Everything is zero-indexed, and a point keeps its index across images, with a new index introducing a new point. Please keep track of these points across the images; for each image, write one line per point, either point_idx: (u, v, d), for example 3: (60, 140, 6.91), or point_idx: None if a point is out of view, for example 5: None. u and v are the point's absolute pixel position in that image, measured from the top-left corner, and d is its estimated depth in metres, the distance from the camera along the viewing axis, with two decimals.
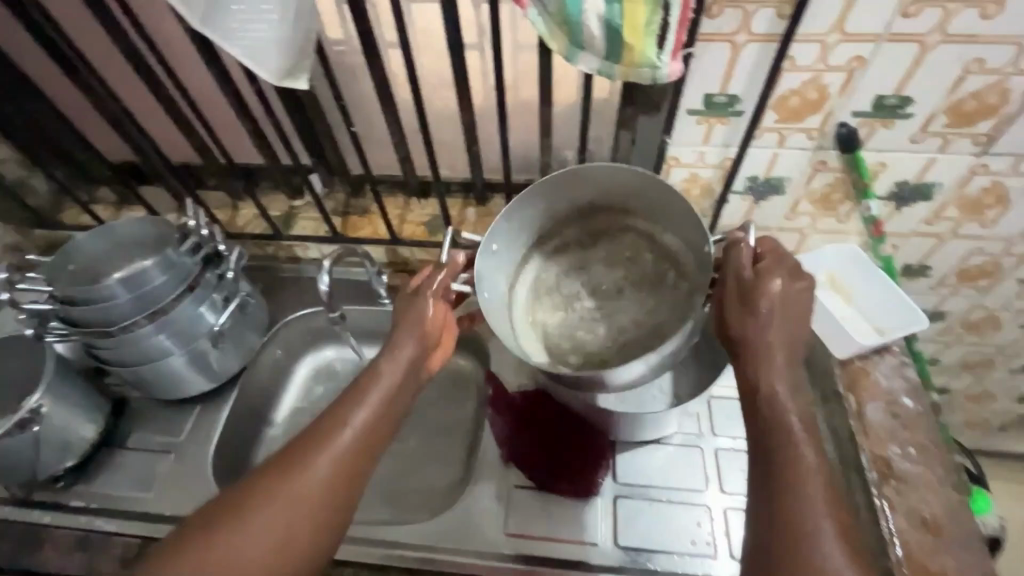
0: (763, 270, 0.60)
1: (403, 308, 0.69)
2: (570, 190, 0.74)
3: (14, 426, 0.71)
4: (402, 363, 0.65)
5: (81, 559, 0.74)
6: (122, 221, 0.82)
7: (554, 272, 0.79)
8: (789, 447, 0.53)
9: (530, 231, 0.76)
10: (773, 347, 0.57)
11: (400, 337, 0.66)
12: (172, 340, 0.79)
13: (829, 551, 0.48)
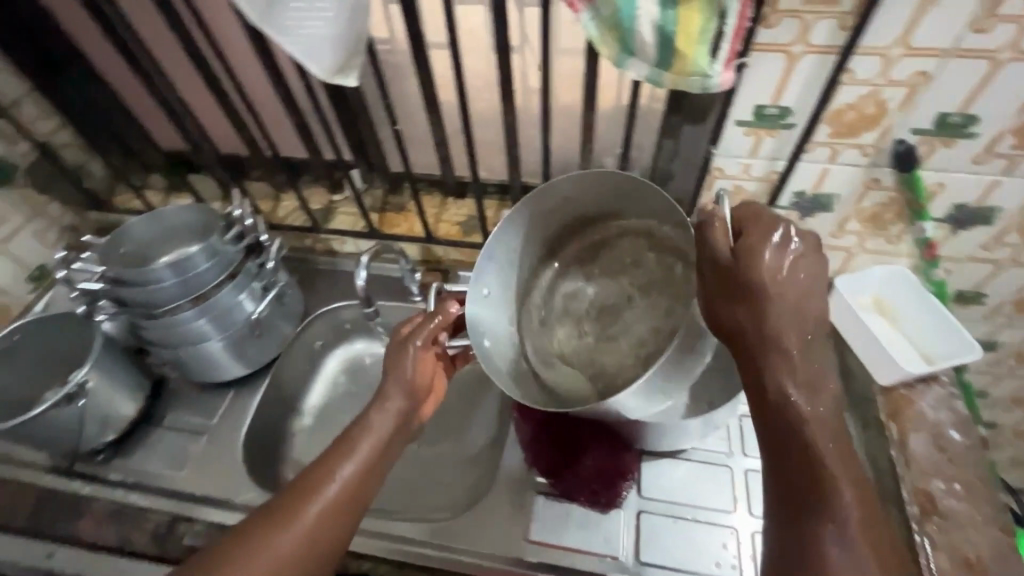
0: (751, 252, 0.53)
1: (395, 358, 0.72)
2: (558, 208, 0.76)
3: (62, 399, 0.74)
4: (395, 413, 0.69)
5: (115, 531, 0.76)
6: (172, 208, 0.85)
7: (554, 296, 0.81)
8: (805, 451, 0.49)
9: (525, 254, 0.78)
10: (773, 339, 0.52)
11: (388, 387, 0.70)
12: (211, 325, 0.81)
13: (855, 559, 0.46)
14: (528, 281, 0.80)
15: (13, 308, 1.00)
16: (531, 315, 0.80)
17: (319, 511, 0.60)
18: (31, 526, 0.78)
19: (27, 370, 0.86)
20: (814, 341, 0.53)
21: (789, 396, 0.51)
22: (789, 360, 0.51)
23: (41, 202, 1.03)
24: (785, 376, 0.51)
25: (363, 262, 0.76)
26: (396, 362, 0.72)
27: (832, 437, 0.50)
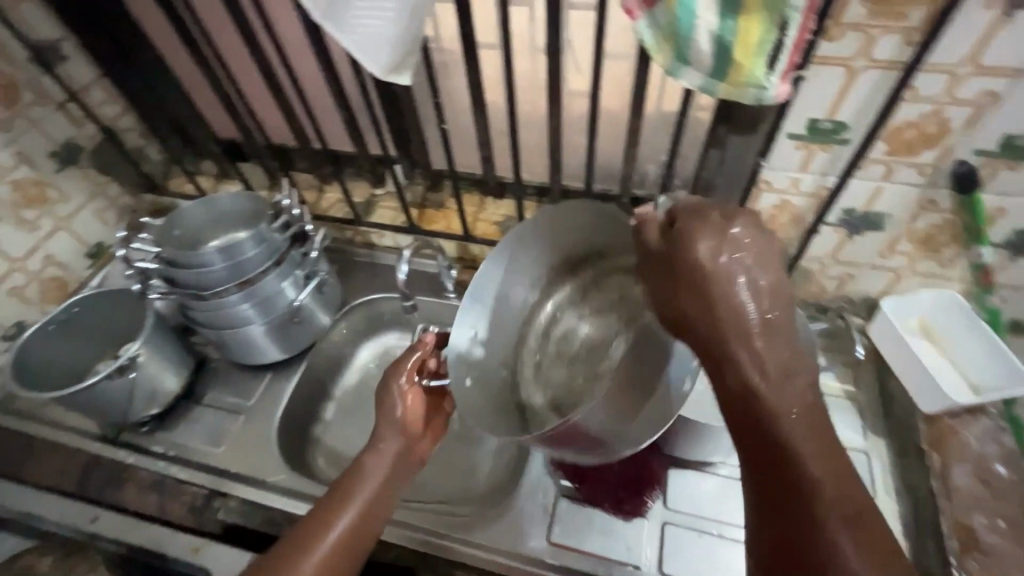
0: (692, 239, 0.50)
1: (383, 400, 0.73)
2: (554, 240, 0.71)
3: (115, 371, 0.78)
4: (389, 455, 0.70)
5: (155, 500, 0.81)
6: (223, 194, 0.88)
7: (551, 334, 0.76)
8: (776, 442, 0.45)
9: (519, 290, 0.73)
10: (726, 328, 0.48)
11: (381, 431, 0.71)
12: (255, 310, 0.84)
13: (841, 554, 0.41)
14: (524, 319, 0.75)
15: (72, 281, 1.06)
16: (525, 358, 0.75)
17: (318, 564, 0.61)
18: (79, 489, 0.82)
19: (82, 342, 0.90)
20: (775, 320, 0.48)
21: (754, 383, 0.47)
22: (747, 346, 0.47)
23: (102, 183, 1.08)
24: (743, 364, 0.47)
25: (405, 257, 0.78)
26: (386, 405, 0.73)
27: (802, 419, 0.45)
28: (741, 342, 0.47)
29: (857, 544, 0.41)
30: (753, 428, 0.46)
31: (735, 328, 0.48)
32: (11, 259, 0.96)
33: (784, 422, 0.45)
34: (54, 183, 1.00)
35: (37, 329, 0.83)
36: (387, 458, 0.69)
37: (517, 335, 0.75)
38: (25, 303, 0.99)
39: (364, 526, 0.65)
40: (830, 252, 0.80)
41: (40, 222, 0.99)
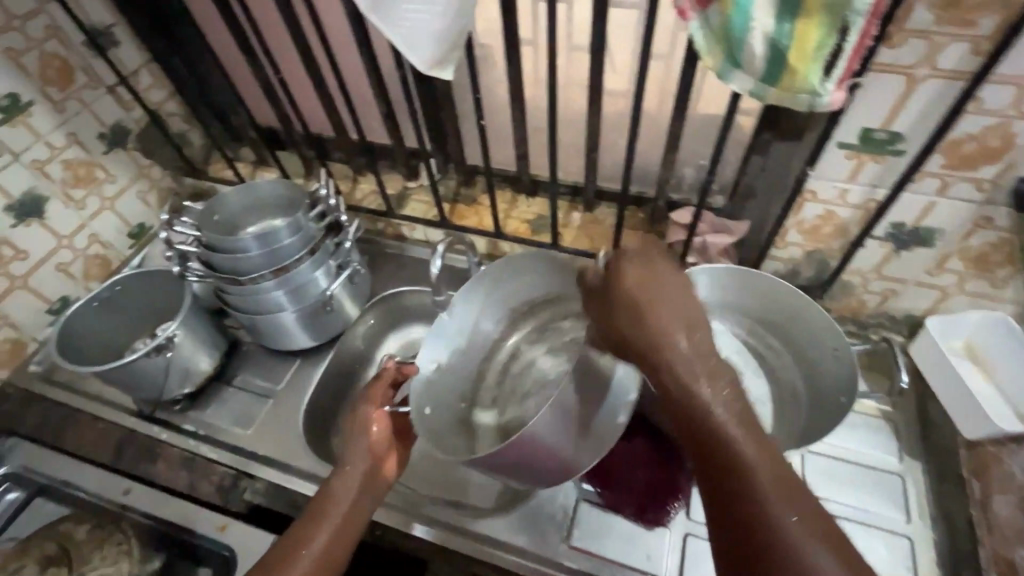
0: (620, 265, 0.54)
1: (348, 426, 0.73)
2: (520, 282, 0.78)
3: (153, 350, 0.81)
4: (358, 475, 0.69)
5: (185, 478, 0.82)
6: (263, 181, 0.89)
7: (512, 370, 0.80)
8: (715, 441, 0.46)
9: (481, 323, 0.79)
10: (658, 341, 0.50)
11: (351, 449, 0.70)
12: (288, 297, 0.85)
13: (786, 533, 0.42)
14: (486, 353, 0.80)
15: (114, 260, 1.09)
16: (483, 393, 0.79)
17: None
18: (113, 463, 0.85)
19: (122, 320, 0.93)
20: (703, 325, 0.51)
21: (690, 390, 0.48)
22: (678, 356, 0.49)
23: (146, 165, 1.11)
24: (677, 372, 0.48)
25: (438, 252, 0.78)
26: (354, 422, 0.73)
27: (737, 415, 0.47)
28: (672, 352, 0.49)
29: (797, 524, 0.42)
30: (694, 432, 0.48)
31: (663, 340, 0.49)
32: (60, 235, 0.99)
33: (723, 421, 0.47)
34: (102, 164, 1.03)
35: (81, 306, 0.85)
36: (358, 472, 0.69)
37: (478, 368, 0.79)
38: (71, 278, 1.02)
39: (342, 537, 0.65)
40: (873, 266, 0.78)
41: (87, 201, 1.02)
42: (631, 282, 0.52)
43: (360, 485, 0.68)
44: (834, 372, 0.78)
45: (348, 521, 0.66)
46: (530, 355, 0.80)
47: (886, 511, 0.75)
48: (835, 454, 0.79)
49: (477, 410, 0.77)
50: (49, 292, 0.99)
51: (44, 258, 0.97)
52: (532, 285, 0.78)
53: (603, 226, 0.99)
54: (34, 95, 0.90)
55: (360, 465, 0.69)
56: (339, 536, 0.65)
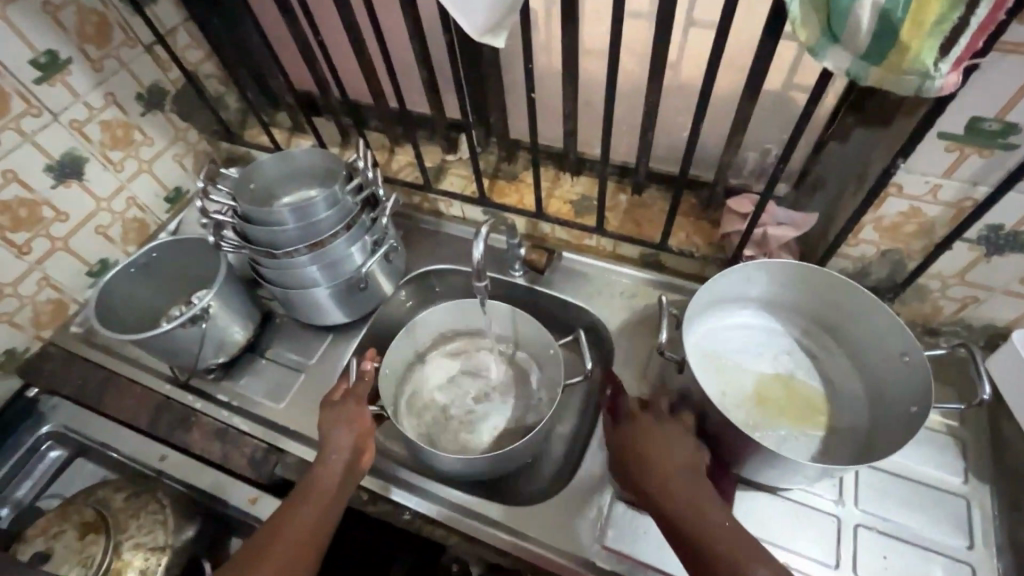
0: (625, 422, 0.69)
1: (329, 418, 0.74)
2: (463, 311, 0.94)
3: (187, 321, 0.80)
4: (340, 462, 0.71)
5: (219, 449, 0.82)
6: (300, 150, 0.86)
7: (438, 375, 0.95)
8: (703, 547, 0.57)
9: (415, 340, 0.94)
10: (651, 470, 0.63)
11: (327, 445, 0.72)
12: (322, 272, 0.82)
13: None
14: (409, 362, 0.95)
15: (151, 224, 1.09)
16: (403, 395, 0.93)
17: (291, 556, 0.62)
18: (149, 428, 0.86)
19: (159, 286, 0.93)
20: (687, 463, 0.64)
21: (683, 505, 0.60)
22: (667, 480, 0.62)
23: (183, 128, 1.09)
24: (665, 496, 0.61)
25: (482, 234, 0.74)
26: (330, 418, 0.74)
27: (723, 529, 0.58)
28: (662, 479, 0.62)
29: None
30: (687, 538, 0.58)
31: (659, 469, 0.63)
32: (99, 197, 0.98)
33: (701, 530, 0.58)
34: (139, 126, 1.01)
35: (119, 271, 0.85)
36: (338, 466, 0.70)
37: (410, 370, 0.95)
38: (110, 241, 1.02)
39: (321, 524, 0.66)
40: (958, 271, 0.70)
41: (125, 164, 1.01)
42: (636, 430, 0.67)
43: (339, 476, 0.70)
44: (896, 374, 0.73)
45: (325, 508, 0.67)
46: (454, 368, 0.96)
47: (946, 535, 0.69)
48: (892, 468, 0.74)
49: (398, 410, 0.91)
50: (88, 254, 0.99)
51: (84, 220, 0.97)
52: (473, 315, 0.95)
53: (651, 210, 0.93)
54: (73, 53, 0.88)
55: (340, 459, 0.71)
56: (318, 520, 0.66)
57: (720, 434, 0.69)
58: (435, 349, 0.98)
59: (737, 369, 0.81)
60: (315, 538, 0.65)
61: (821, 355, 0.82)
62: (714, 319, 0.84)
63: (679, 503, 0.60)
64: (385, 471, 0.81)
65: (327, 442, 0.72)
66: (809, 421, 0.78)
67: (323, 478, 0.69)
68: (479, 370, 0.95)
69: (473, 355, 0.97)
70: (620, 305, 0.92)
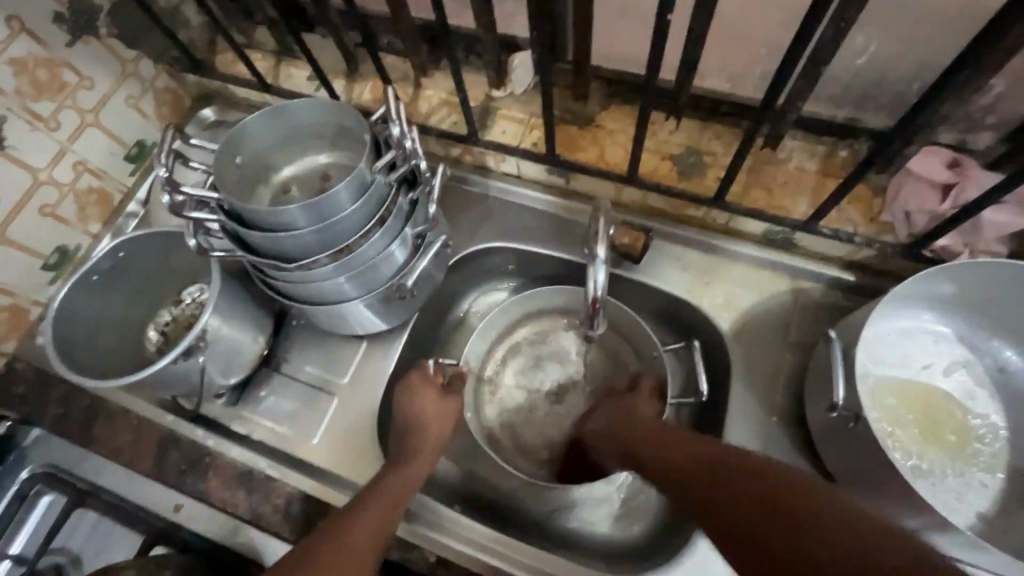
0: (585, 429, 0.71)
1: (410, 407, 0.67)
2: (559, 291, 0.76)
3: (181, 355, 0.60)
4: (430, 443, 0.65)
5: (246, 501, 0.67)
6: (300, 102, 0.60)
7: (520, 358, 0.81)
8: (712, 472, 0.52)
9: (502, 321, 0.78)
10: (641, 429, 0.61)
11: (416, 446, 0.65)
12: (352, 282, 0.62)
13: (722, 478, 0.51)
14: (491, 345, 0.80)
15: (115, 194, 0.84)
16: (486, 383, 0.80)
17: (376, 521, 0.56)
18: (157, 472, 0.69)
19: (135, 289, 0.71)
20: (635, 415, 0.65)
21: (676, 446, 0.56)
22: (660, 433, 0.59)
23: (131, 59, 0.81)
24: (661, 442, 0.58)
25: (600, 261, 0.57)
26: (408, 409, 0.67)
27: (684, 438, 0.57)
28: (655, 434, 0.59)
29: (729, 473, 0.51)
30: (696, 476, 0.52)
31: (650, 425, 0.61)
32: (35, 169, 0.73)
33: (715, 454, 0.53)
34: (69, 62, 0.73)
35: (76, 283, 0.64)
36: (417, 469, 0.63)
37: (488, 353, 0.80)
38: (64, 224, 0.78)
39: (398, 505, 0.58)
40: None
41: (61, 118, 0.74)
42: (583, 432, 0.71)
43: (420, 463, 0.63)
44: None
45: (392, 511, 0.57)
46: (538, 350, 0.81)
47: None
48: None
49: (481, 399, 0.79)
50: (39, 245, 0.76)
51: (20, 201, 0.72)
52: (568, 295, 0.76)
53: (784, 170, 0.68)
54: None
55: (422, 463, 0.63)
56: (387, 518, 0.57)
57: (887, 496, 0.53)
58: (516, 327, 0.80)
59: (898, 389, 0.63)
60: (380, 536, 0.55)
61: (1017, 371, 0.62)
62: (882, 320, 0.63)
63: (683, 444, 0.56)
64: (434, 520, 0.66)
65: (416, 421, 0.66)
66: (1000, 464, 0.60)
67: (392, 478, 0.60)
68: (568, 356, 0.80)
69: (560, 335, 0.80)
70: (737, 300, 0.70)
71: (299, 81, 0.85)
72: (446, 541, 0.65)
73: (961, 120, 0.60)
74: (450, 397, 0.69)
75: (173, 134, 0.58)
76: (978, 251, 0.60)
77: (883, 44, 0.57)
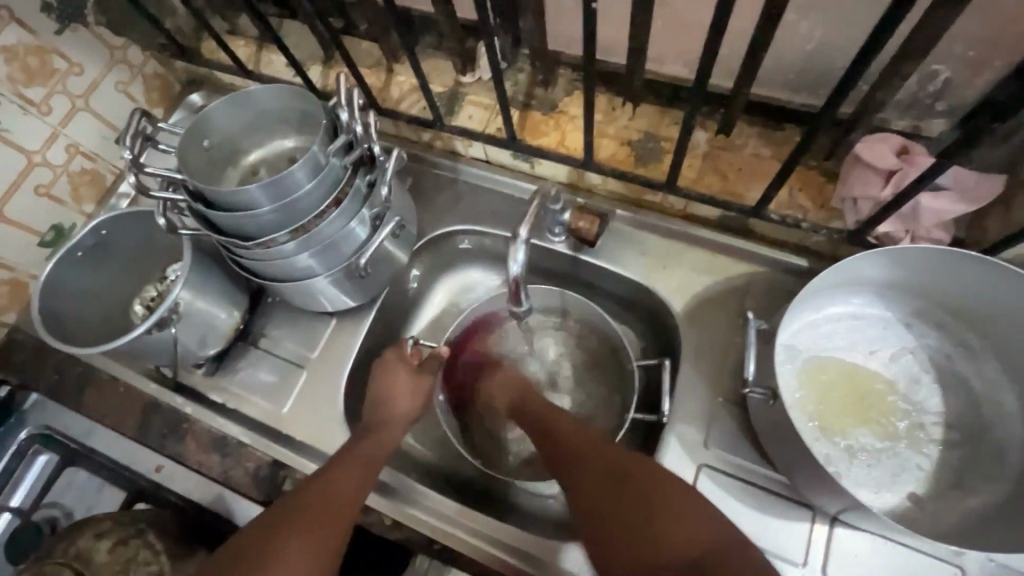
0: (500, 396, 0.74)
1: (377, 379, 0.70)
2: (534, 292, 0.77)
3: (155, 325, 0.64)
4: (398, 416, 0.68)
5: (219, 463, 0.72)
6: (262, 89, 0.63)
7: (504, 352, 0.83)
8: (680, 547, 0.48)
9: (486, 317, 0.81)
10: (585, 448, 0.58)
11: (382, 418, 0.68)
12: (316, 260, 0.65)
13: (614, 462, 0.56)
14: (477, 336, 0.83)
15: (107, 175, 0.89)
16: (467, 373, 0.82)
17: (351, 489, 0.59)
18: (140, 436, 0.75)
19: (121, 265, 0.76)
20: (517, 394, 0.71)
21: (628, 495, 0.52)
22: (605, 461, 0.56)
23: (119, 46, 0.85)
24: (606, 490, 0.53)
25: (521, 241, 0.59)
26: (383, 393, 0.69)
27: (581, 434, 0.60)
28: (610, 460, 0.56)
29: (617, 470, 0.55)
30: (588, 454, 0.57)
31: (594, 452, 0.57)
32: (29, 150, 0.77)
33: (684, 516, 0.49)
34: (58, 49, 0.77)
35: (62, 259, 0.68)
36: (388, 439, 0.66)
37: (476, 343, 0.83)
38: (58, 203, 0.83)
39: (370, 472, 0.62)
40: None
41: (52, 103, 0.78)
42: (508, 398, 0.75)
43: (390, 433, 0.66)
44: None
45: (365, 475, 0.61)
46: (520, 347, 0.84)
47: None
48: None
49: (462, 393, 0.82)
50: (35, 222, 0.81)
51: (16, 181, 0.77)
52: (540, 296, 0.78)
53: (740, 156, 0.69)
54: None
55: (392, 435, 0.67)
56: (359, 487, 0.60)
57: (812, 474, 0.55)
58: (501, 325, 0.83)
59: (840, 372, 0.64)
60: (350, 499, 0.59)
61: (962, 359, 0.63)
62: (824, 306, 0.65)
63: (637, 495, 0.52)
64: (392, 488, 0.71)
65: (390, 391, 0.69)
66: (937, 448, 0.61)
67: (360, 447, 0.63)
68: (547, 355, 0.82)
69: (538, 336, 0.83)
70: (690, 283, 0.72)
71: (278, 66, 0.88)
72: (401, 505, 0.70)
73: (910, 106, 0.60)
74: (419, 378, 0.71)
75: (142, 117, 0.61)
76: (919, 237, 0.60)
77: (828, 31, 0.57)
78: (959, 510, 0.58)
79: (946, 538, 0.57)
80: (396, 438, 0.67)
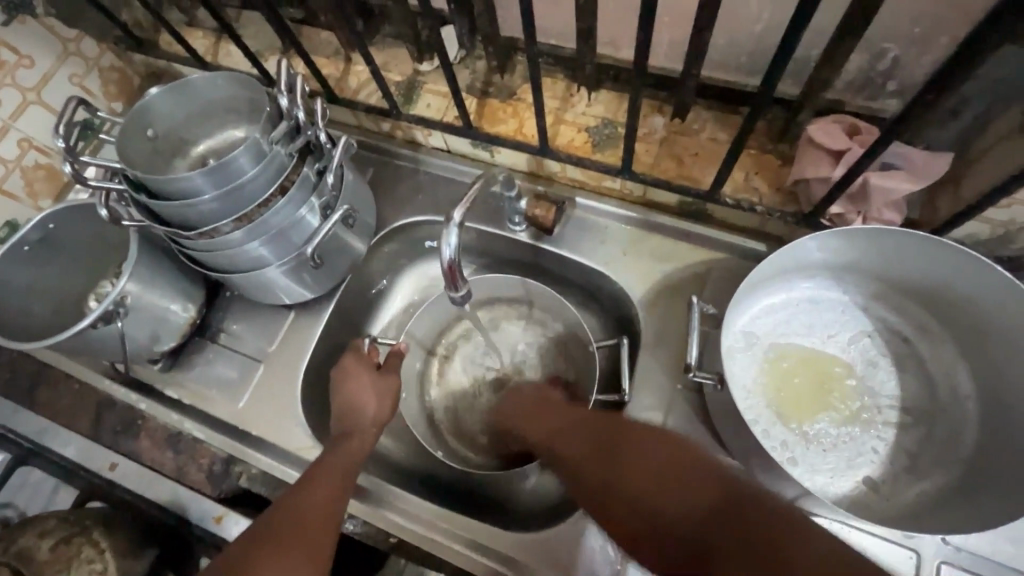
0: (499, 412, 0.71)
1: (339, 377, 0.69)
2: (495, 282, 0.77)
3: (100, 319, 0.62)
4: (369, 423, 0.66)
5: (173, 460, 0.73)
6: (205, 77, 0.62)
7: (468, 345, 0.83)
8: (695, 515, 0.45)
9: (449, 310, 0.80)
10: (584, 445, 0.56)
11: (345, 421, 0.66)
12: (267, 249, 0.64)
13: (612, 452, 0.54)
14: (441, 330, 0.83)
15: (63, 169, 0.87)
16: (432, 368, 0.82)
17: (326, 503, 0.56)
18: (93, 434, 0.75)
19: (73, 260, 0.75)
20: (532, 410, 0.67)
21: (634, 462, 0.51)
22: (606, 453, 0.54)
23: (71, 38, 0.83)
24: (608, 473, 0.52)
25: (454, 223, 0.59)
26: (345, 393, 0.68)
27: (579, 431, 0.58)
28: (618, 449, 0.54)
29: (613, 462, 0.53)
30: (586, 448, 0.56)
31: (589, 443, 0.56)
32: None
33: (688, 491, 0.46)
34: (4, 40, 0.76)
35: (7, 254, 0.66)
36: (355, 454, 0.63)
37: (440, 338, 0.83)
38: (12, 199, 0.82)
39: (345, 488, 0.59)
40: None
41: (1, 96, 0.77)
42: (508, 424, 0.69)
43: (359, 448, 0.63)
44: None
45: (340, 491, 0.58)
46: (483, 338, 0.83)
47: None
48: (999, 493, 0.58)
49: (427, 389, 0.82)
50: None
51: None
52: (503, 286, 0.77)
53: (696, 140, 0.68)
54: None
55: (361, 443, 0.64)
56: (333, 503, 0.56)
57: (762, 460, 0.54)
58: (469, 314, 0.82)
59: (799, 357, 0.63)
60: (324, 518, 0.54)
61: (920, 342, 0.63)
62: (779, 291, 0.64)
63: (648, 470, 0.50)
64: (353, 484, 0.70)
65: (353, 401, 0.67)
66: (893, 434, 0.60)
67: (332, 458, 0.61)
68: (514, 347, 0.81)
69: (505, 328, 0.82)
70: (650, 270, 0.71)
71: (237, 57, 0.87)
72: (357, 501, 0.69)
73: (861, 87, 0.60)
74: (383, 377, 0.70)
75: (79, 106, 0.59)
76: (870, 219, 0.60)
77: (773, 12, 0.57)
78: (914, 494, 0.58)
79: (902, 519, 0.56)
80: (369, 445, 0.65)
